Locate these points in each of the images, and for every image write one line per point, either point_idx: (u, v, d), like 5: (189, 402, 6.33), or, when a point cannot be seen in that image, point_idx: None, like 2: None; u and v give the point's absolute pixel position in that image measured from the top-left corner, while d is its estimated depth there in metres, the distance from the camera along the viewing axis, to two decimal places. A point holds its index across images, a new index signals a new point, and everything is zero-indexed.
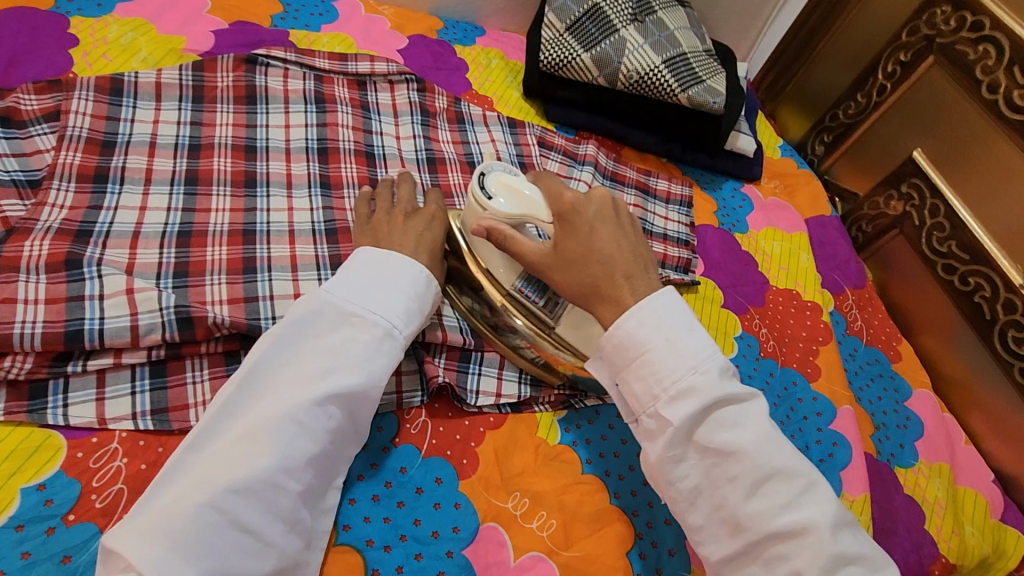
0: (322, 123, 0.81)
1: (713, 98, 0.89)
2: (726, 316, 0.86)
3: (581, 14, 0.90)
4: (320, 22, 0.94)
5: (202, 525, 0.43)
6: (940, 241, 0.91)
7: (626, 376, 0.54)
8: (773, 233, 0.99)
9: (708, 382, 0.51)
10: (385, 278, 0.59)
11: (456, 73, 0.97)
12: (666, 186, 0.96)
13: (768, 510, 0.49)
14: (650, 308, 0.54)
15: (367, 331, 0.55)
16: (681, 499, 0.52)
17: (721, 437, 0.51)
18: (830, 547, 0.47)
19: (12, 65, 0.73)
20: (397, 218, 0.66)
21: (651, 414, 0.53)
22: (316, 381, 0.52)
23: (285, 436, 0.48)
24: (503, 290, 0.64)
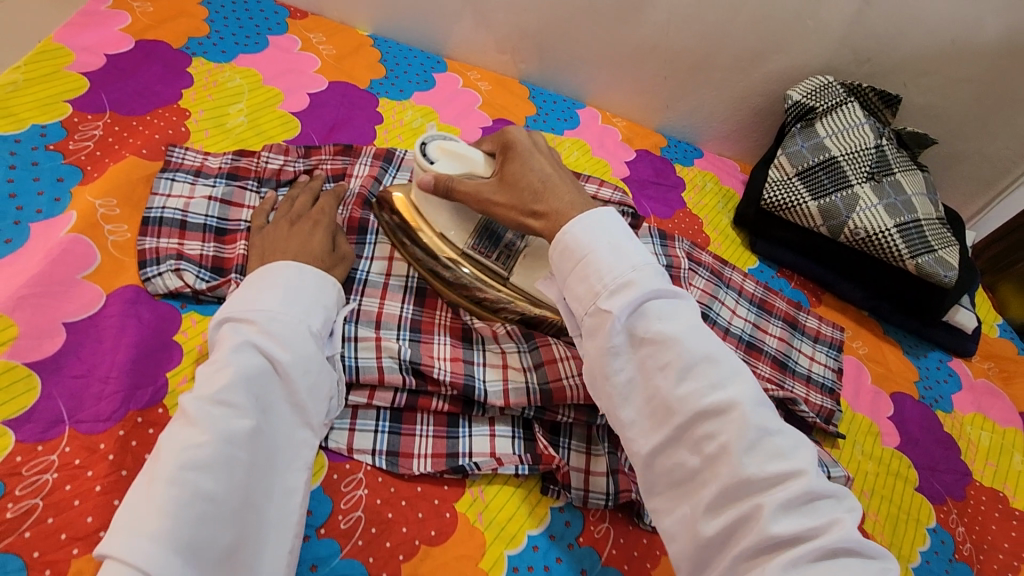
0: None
1: (944, 272, 0.86)
2: (920, 501, 0.80)
3: (815, 163, 0.93)
4: (565, 127, 1.05)
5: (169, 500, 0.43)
6: None
7: (570, 277, 0.56)
8: (982, 421, 0.91)
9: (648, 277, 0.54)
10: (274, 271, 0.59)
11: (673, 191, 1.03)
12: (817, 324, 0.93)
13: (694, 389, 0.50)
14: (594, 217, 0.57)
15: (258, 316, 0.55)
16: (615, 395, 0.53)
17: (658, 327, 0.52)
18: (753, 420, 0.48)
19: (335, 131, 0.88)
20: (282, 228, 0.68)
21: (591, 313, 0.54)
22: (223, 363, 0.51)
23: (213, 416, 0.48)
24: (456, 248, 0.69)
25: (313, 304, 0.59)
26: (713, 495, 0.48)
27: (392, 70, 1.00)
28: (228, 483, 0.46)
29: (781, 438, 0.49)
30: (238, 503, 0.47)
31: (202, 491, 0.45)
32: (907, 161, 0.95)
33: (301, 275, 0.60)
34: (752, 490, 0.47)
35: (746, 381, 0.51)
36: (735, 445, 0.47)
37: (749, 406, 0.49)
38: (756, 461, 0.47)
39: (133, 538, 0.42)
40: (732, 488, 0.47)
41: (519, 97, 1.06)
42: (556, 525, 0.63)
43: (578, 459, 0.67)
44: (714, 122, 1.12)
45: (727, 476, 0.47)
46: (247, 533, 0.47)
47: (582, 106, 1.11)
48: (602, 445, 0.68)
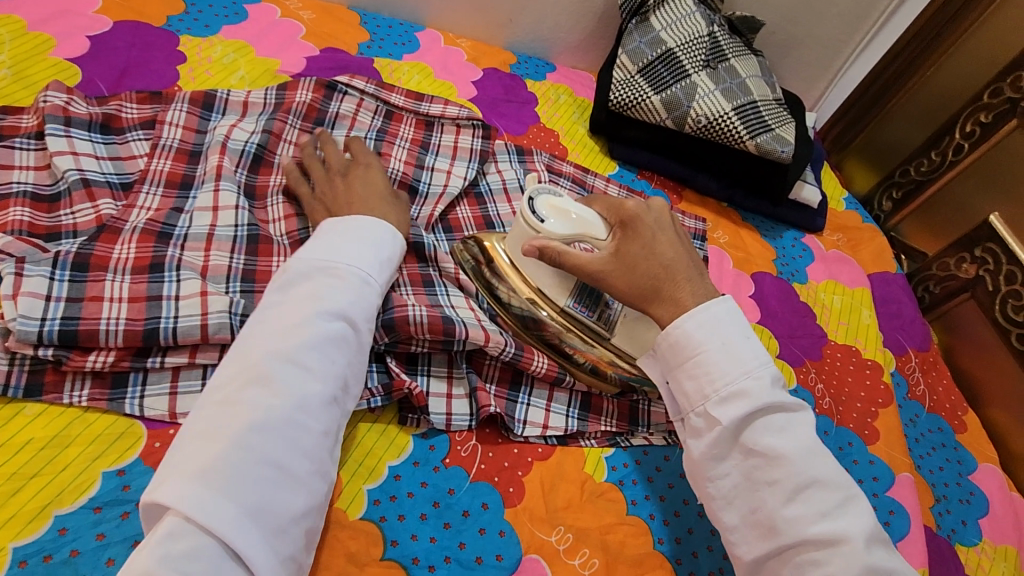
0: (376, 153, 0.81)
1: (782, 147, 0.90)
2: (782, 366, 0.84)
3: (654, 57, 0.93)
4: (402, 52, 0.98)
5: (234, 459, 0.43)
6: (1016, 308, 0.86)
7: (678, 375, 0.59)
8: (833, 286, 0.97)
9: (759, 388, 0.55)
10: (351, 229, 0.60)
11: (525, 107, 1.00)
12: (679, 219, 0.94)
13: (804, 514, 0.50)
14: (708, 314, 0.59)
15: (340, 278, 0.56)
16: (718, 497, 0.55)
17: (767, 441, 0.53)
18: (864, 557, 0.48)
19: (126, 76, 0.77)
20: (343, 185, 0.68)
21: (699, 414, 0.57)
22: (303, 319, 0.52)
23: (288, 373, 0.48)
24: (556, 307, 0.68)
25: (376, 267, 0.59)
26: None
27: (193, 5, 0.89)
28: (298, 450, 0.47)
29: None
30: (303, 472, 0.47)
31: (268, 451, 0.45)
32: (740, 46, 0.96)
33: (370, 241, 0.60)
34: None
35: (854, 513, 0.51)
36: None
37: (860, 543, 0.49)
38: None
39: (191, 481, 0.42)
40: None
41: (349, 24, 0.98)
42: (419, 452, 0.61)
43: (437, 384, 0.65)
44: (561, 32, 1.09)
45: None
46: (311, 503, 0.47)
47: (421, 28, 1.04)
48: (463, 367, 0.66)
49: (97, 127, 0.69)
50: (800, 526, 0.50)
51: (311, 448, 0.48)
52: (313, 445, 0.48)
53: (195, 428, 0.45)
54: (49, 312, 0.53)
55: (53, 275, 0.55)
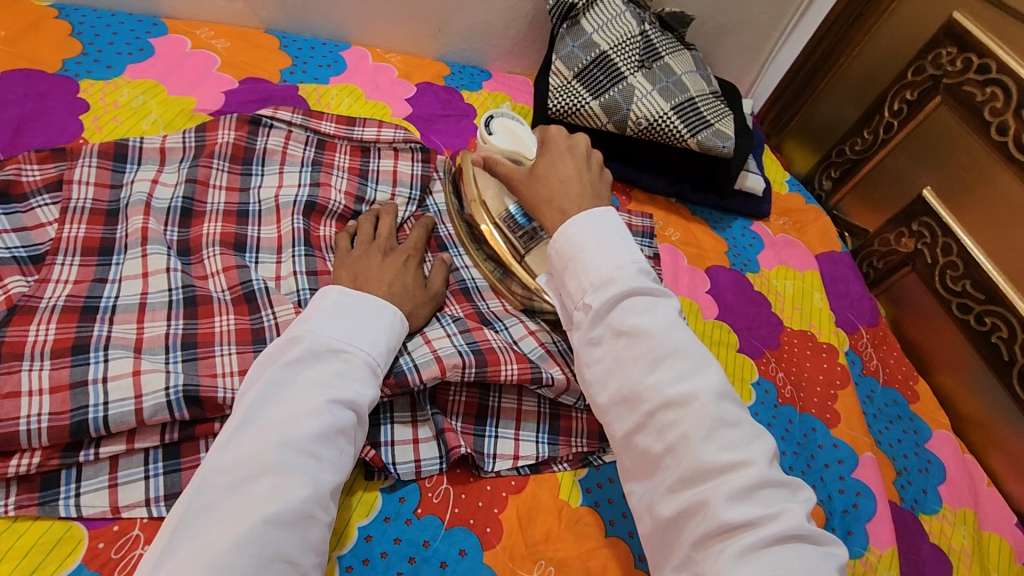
0: (314, 184, 0.77)
1: (723, 142, 0.90)
2: (743, 360, 0.85)
3: (588, 61, 0.91)
4: (329, 74, 0.94)
5: (248, 562, 0.41)
6: (955, 279, 0.89)
7: (562, 276, 0.58)
8: (784, 271, 0.99)
9: (628, 276, 0.55)
10: (360, 306, 0.58)
11: (464, 120, 0.97)
12: (627, 218, 0.93)
13: (661, 378, 0.50)
14: (587, 220, 0.58)
15: (347, 360, 0.54)
16: (594, 381, 0.54)
17: (632, 321, 0.52)
18: (713, 412, 0.48)
19: (22, 133, 0.70)
20: (375, 256, 0.67)
21: (580, 309, 0.56)
22: (314, 406, 0.49)
23: (300, 467, 0.47)
24: (490, 218, 0.75)
25: (383, 347, 0.57)
26: (673, 479, 0.47)
27: (91, 44, 0.82)
28: (305, 545, 0.45)
29: (735, 430, 0.48)
30: (308, 566, 0.46)
31: (281, 551, 0.43)
32: (673, 43, 0.96)
33: (378, 318, 0.58)
34: (706, 478, 0.46)
35: (708, 372, 0.50)
36: (693, 434, 0.47)
37: (759, 463, 0.47)
38: (713, 448, 0.47)
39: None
40: (691, 475, 0.46)
41: (268, 49, 0.93)
42: (389, 506, 0.59)
43: (402, 431, 0.62)
44: (493, 39, 1.06)
45: (686, 464, 0.47)
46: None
47: (347, 47, 1.00)
48: (427, 408, 0.64)
49: None
50: (657, 391, 0.49)
51: (317, 541, 0.46)
52: (320, 539, 0.47)
53: (200, 520, 0.43)
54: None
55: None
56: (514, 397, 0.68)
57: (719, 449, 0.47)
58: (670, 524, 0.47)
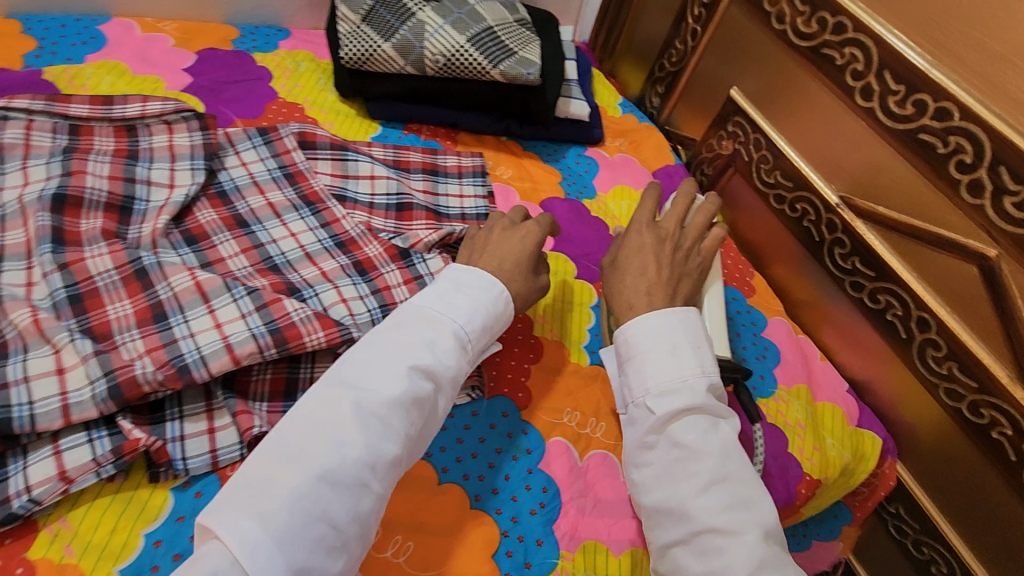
0: (66, 172, 0.68)
1: (526, 69, 0.87)
2: (580, 287, 0.85)
3: (373, 3, 0.86)
4: (84, 52, 0.83)
5: (297, 515, 0.44)
6: (768, 173, 0.92)
7: (626, 366, 0.60)
8: (621, 192, 0.99)
9: (693, 388, 0.56)
10: (468, 282, 0.62)
11: (258, 84, 0.89)
12: (456, 161, 0.91)
13: (711, 504, 0.51)
14: (664, 318, 0.60)
15: (437, 328, 0.57)
16: (642, 483, 0.56)
17: (688, 436, 0.54)
18: (759, 552, 0.49)
19: None
20: (496, 229, 0.70)
21: (637, 404, 0.58)
22: (395, 372, 0.52)
23: (370, 429, 0.49)
24: None
25: (470, 314, 0.59)
26: None
27: None
28: (353, 513, 0.47)
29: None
30: (351, 535, 0.47)
31: (326, 513, 0.45)
32: None
33: (482, 287, 0.62)
34: None
35: (758, 510, 0.52)
36: (739, 568, 0.48)
37: (756, 537, 0.50)
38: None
39: (251, 529, 0.43)
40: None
41: (7, 35, 0.82)
42: (183, 504, 0.54)
43: (195, 423, 0.57)
44: None
45: None
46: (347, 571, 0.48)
47: (108, 20, 0.89)
48: (220, 394, 0.58)
49: None
50: (706, 516, 0.51)
51: (365, 512, 0.48)
52: (368, 510, 0.48)
53: (281, 466, 0.47)
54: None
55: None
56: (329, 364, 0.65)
57: None
58: None
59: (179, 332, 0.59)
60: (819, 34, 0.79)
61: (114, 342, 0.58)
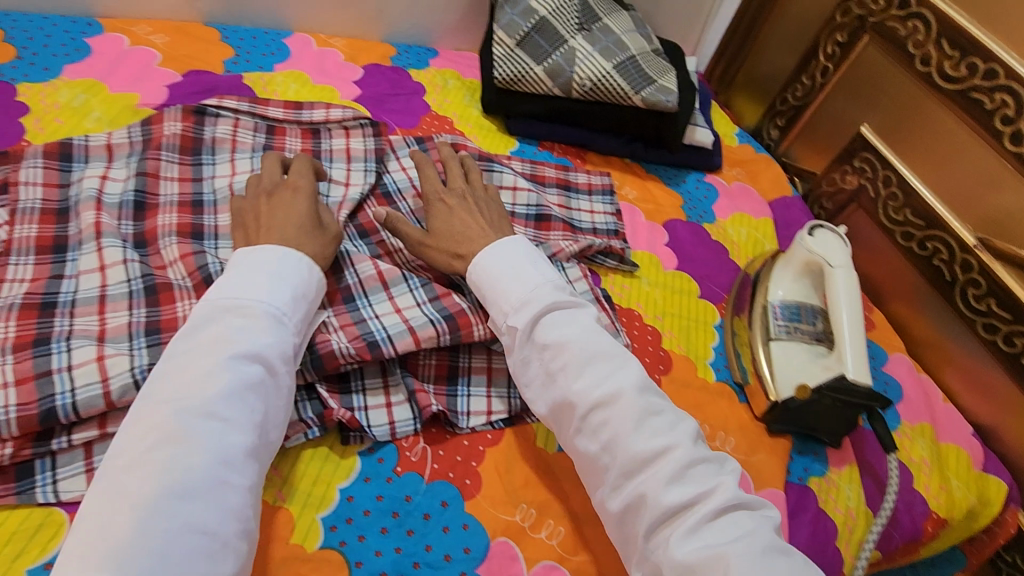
0: (267, 167, 0.76)
1: (665, 97, 0.92)
2: (705, 306, 0.88)
3: (529, 28, 0.92)
4: (273, 62, 0.93)
5: (154, 535, 0.42)
6: (896, 210, 0.93)
7: (484, 303, 0.66)
8: (740, 219, 1.02)
9: (544, 294, 0.62)
10: (264, 261, 0.58)
11: (414, 98, 0.98)
12: (586, 178, 0.96)
13: (586, 385, 0.57)
14: (501, 249, 0.67)
15: (250, 315, 0.54)
16: (533, 395, 0.61)
17: (553, 335, 0.60)
18: (636, 403, 0.56)
19: None
20: (261, 204, 0.66)
21: (506, 331, 0.63)
22: (208, 368, 0.49)
23: (205, 431, 0.47)
24: (761, 300, 0.84)
25: (288, 300, 0.57)
26: (615, 474, 0.55)
27: (24, 47, 0.81)
28: (222, 511, 0.46)
29: (660, 417, 0.57)
30: (231, 535, 0.46)
31: (194, 523, 0.44)
32: (610, 4, 0.98)
33: (274, 268, 0.58)
34: (641, 466, 0.54)
35: (626, 369, 0.59)
36: (624, 427, 0.55)
37: (632, 393, 0.57)
38: (642, 437, 0.54)
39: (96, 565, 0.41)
40: (631, 466, 0.54)
41: (208, 42, 0.92)
42: (369, 467, 0.60)
43: (375, 396, 0.64)
44: (436, 15, 1.07)
45: (622, 458, 0.54)
46: (239, 565, 0.46)
47: (289, 34, 1.00)
48: (397, 372, 0.65)
49: None
50: (585, 395, 0.57)
51: (238, 507, 0.47)
52: (240, 502, 0.47)
53: (119, 477, 0.44)
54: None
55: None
56: (485, 357, 0.70)
57: (643, 436, 0.55)
58: (619, 517, 0.54)
59: (365, 313, 0.67)
60: (967, 78, 0.81)
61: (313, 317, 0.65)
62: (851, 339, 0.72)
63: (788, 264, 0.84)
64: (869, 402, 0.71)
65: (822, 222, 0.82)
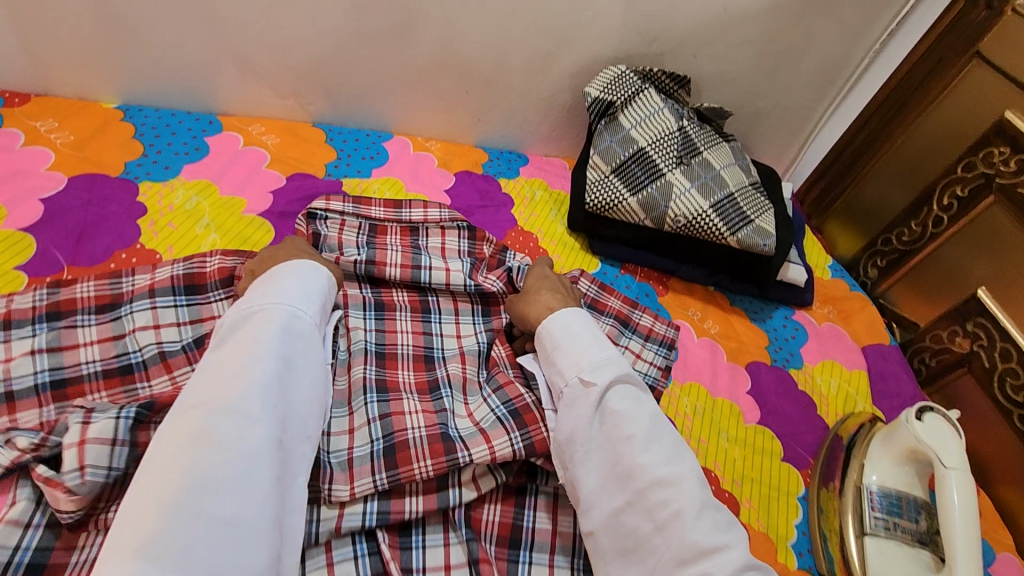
0: (371, 262, 0.76)
1: (763, 240, 0.88)
2: (788, 472, 0.81)
3: (626, 157, 0.91)
4: (371, 166, 0.96)
5: (188, 520, 0.43)
6: (1016, 389, 0.84)
7: (551, 354, 0.65)
8: (830, 368, 0.95)
9: (620, 362, 0.64)
10: (281, 274, 0.63)
11: (502, 210, 0.98)
12: (649, 322, 0.85)
13: (653, 459, 0.56)
14: (580, 311, 0.69)
15: (270, 314, 0.58)
16: (582, 462, 0.58)
17: (624, 404, 0.60)
18: (700, 496, 0.54)
19: (84, 239, 0.74)
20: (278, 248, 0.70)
21: (573, 383, 0.62)
22: (238, 365, 0.52)
23: (232, 425, 0.49)
24: (856, 481, 0.76)
25: (302, 300, 0.61)
26: (671, 559, 0.51)
27: (151, 145, 0.86)
28: (250, 501, 0.46)
29: (721, 514, 0.55)
30: (262, 522, 0.47)
31: (223, 515, 0.45)
32: (711, 135, 0.95)
33: (291, 275, 0.63)
34: (699, 557, 0.51)
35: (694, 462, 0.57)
36: (686, 511, 0.52)
37: (695, 480, 0.55)
38: (705, 529, 0.52)
39: (135, 558, 0.41)
40: (686, 554, 0.51)
41: (315, 144, 0.96)
42: None
43: (434, 554, 0.61)
44: (531, 126, 1.08)
45: (677, 544, 0.51)
46: (272, 556, 0.47)
47: (390, 137, 1.03)
48: (462, 530, 0.62)
49: (181, 288, 0.67)
50: (649, 471, 0.55)
51: (264, 498, 0.47)
52: (268, 492, 0.48)
53: (151, 475, 0.45)
54: (25, 540, 0.50)
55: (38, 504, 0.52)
56: (550, 519, 0.65)
57: (711, 531, 0.52)
58: None
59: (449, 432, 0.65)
60: None
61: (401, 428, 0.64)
62: (964, 559, 0.63)
63: (887, 445, 0.77)
64: None
65: (933, 405, 0.74)
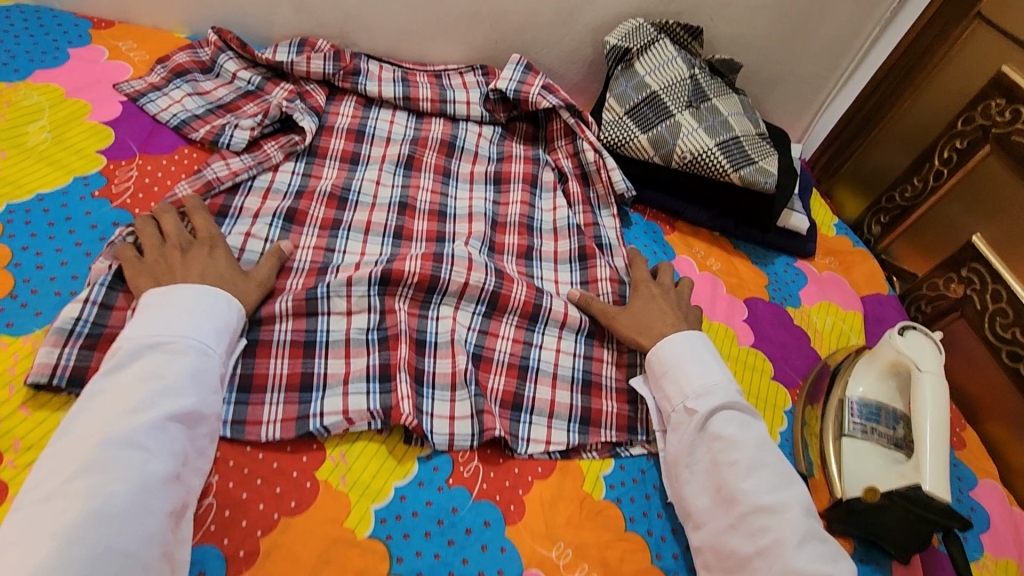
0: (405, 186, 0.91)
1: (764, 179, 0.94)
2: (777, 389, 0.87)
3: (639, 100, 0.99)
4: None
5: (81, 548, 0.47)
6: (1005, 326, 0.88)
7: (660, 380, 0.72)
8: (826, 308, 1.00)
9: (725, 390, 0.69)
10: (184, 301, 0.63)
11: None
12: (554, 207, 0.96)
13: (755, 487, 0.62)
14: (688, 339, 0.74)
15: (175, 352, 0.59)
16: (690, 479, 0.66)
17: (728, 430, 0.66)
18: (802, 526, 0.59)
19: (154, 135, 0.85)
20: (174, 259, 0.67)
21: (680, 409, 0.69)
22: (138, 404, 0.55)
23: (128, 461, 0.52)
24: (839, 393, 0.81)
25: (208, 333, 0.62)
26: None
27: None
28: (143, 537, 0.50)
29: (823, 545, 0.60)
30: (153, 556, 0.50)
31: (116, 547, 0.48)
32: (721, 86, 1.02)
33: (196, 307, 0.63)
34: None
35: (795, 491, 0.63)
36: (788, 539, 0.58)
37: (797, 509, 0.60)
38: (805, 557, 0.57)
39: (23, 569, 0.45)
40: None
41: None
42: (424, 473, 0.66)
43: (441, 406, 0.70)
44: (554, 78, 1.16)
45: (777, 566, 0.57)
46: (165, 546, 0.52)
47: None
48: (471, 388, 0.71)
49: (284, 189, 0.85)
50: (752, 497, 0.61)
51: (156, 530, 0.51)
52: (157, 524, 0.51)
53: (35, 510, 0.49)
54: (84, 313, 0.63)
55: (79, 318, 0.63)
56: (548, 390, 0.75)
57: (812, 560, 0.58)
58: None
59: (431, 310, 0.77)
60: None
61: (395, 299, 0.76)
62: (932, 449, 0.69)
63: (871, 361, 0.82)
64: (946, 520, 0.65)
65: (915, 325, 0.79)
